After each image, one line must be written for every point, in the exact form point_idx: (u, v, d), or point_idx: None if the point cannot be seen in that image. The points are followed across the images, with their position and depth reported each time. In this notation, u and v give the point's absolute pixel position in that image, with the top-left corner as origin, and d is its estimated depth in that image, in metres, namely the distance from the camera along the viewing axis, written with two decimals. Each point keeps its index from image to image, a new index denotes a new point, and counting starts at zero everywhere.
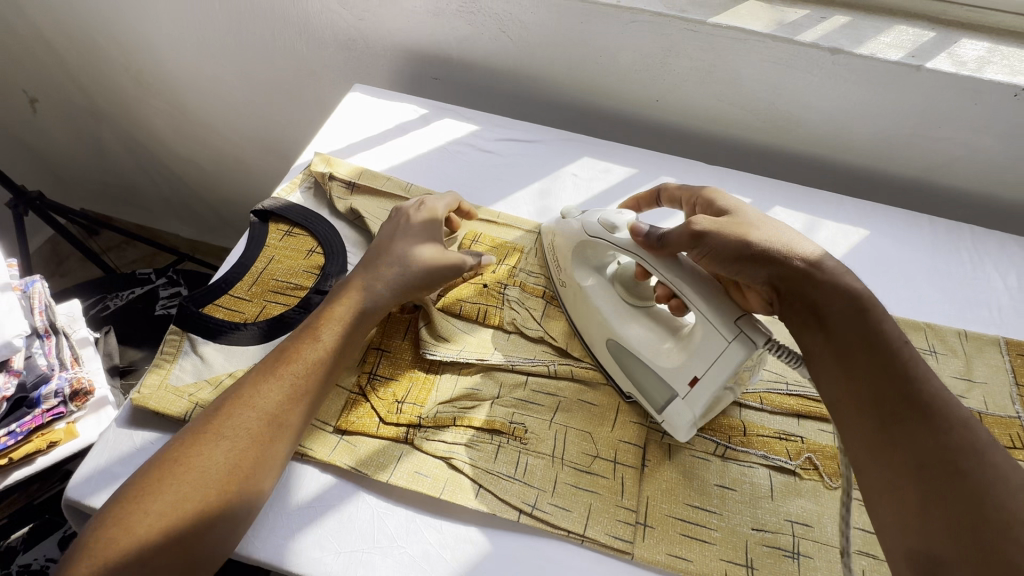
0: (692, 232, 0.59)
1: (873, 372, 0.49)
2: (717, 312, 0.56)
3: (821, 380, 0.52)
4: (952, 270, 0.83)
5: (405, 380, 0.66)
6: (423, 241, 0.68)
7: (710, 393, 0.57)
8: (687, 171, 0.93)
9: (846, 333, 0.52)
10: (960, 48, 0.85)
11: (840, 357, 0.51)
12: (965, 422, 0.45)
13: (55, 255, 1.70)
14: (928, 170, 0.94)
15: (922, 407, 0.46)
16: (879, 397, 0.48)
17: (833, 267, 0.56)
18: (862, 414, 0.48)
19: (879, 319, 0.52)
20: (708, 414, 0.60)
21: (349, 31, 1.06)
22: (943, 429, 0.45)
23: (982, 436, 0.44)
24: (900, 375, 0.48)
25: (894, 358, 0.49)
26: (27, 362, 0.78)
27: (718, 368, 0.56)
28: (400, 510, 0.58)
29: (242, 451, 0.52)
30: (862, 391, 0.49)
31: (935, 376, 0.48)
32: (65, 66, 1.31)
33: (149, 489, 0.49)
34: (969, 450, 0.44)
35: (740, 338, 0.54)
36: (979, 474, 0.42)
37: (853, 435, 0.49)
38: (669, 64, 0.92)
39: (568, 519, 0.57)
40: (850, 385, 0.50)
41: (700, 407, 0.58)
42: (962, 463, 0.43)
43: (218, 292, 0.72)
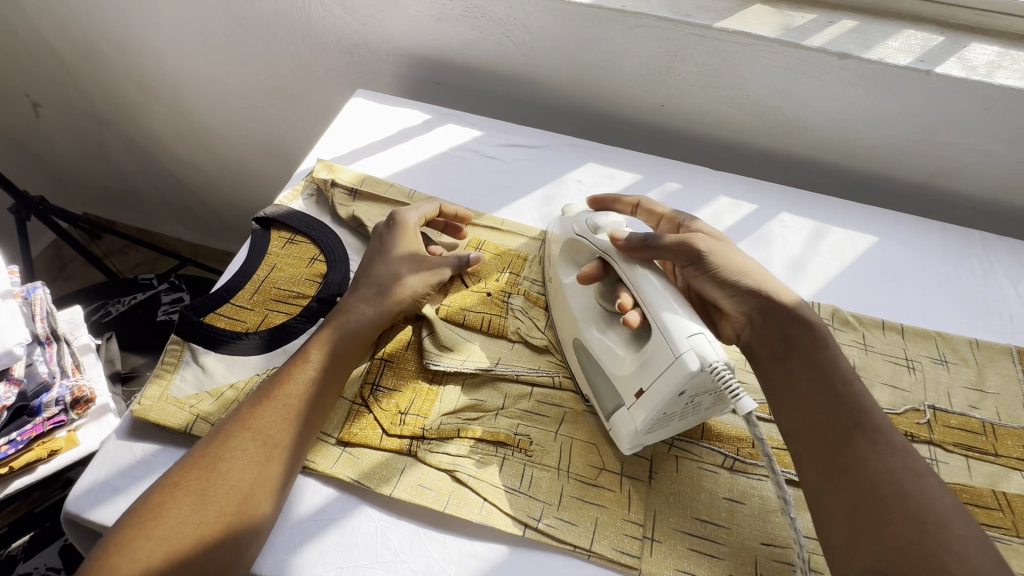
0: (691, 248, 0.62)
1: (829, 403, 0.55)
2: (672, 325, 0.53)
3: (783, 410, 0.57)
4: (963, 277, 0.82)
5: (409, 391, 0.65)
6: (404, 258, 0.68)
7: (652, 410, 0.54)
8: (693, 177, 0.92)
9: (805, 368, 0.58)
10: (970, 53, 0.84)
11: (802, 389, 0.57)
12: (904, 448, 0.52)
13: (58, 259, 1.70)
14: (937, 175, 0.93)
15: (870, 435, 0.53)
16: (835, 426, 0.54)
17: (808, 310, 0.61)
18: (820, 441, 0.54)
19: (833, 354, 0.58)
20: (653, 432, 0.58)
21: (352, 36, 1.06)
22: (888, 454, 0.51)
23: (917, 461, 0.51)
24: (852, 406, 0.54)
25: (843, 392, 0.56)
26: (27, 369, 0.77)
27: (661, 385, 0.53)
28: (404, 524, 0.57)
29: (243, 473, 0.52)
30: (820, 420, 0.55)
31: (876, 407, 0.55)
32: (67, 70, 1.31)
33: (151, 515, 0.49)
34: (909, 472, 0.50)
35: (686, 356, 0.51)
36: (918, 494, 0.49)
37: (813, 461, 0.53)
38: (674, 68, 0.92)
39: (574, 534, 0.56)
40: (810, 415, 0.55)
41: (642, 422, 0.56)
42: (904, 484, 0.49)
43: (219, 301, 0.72)
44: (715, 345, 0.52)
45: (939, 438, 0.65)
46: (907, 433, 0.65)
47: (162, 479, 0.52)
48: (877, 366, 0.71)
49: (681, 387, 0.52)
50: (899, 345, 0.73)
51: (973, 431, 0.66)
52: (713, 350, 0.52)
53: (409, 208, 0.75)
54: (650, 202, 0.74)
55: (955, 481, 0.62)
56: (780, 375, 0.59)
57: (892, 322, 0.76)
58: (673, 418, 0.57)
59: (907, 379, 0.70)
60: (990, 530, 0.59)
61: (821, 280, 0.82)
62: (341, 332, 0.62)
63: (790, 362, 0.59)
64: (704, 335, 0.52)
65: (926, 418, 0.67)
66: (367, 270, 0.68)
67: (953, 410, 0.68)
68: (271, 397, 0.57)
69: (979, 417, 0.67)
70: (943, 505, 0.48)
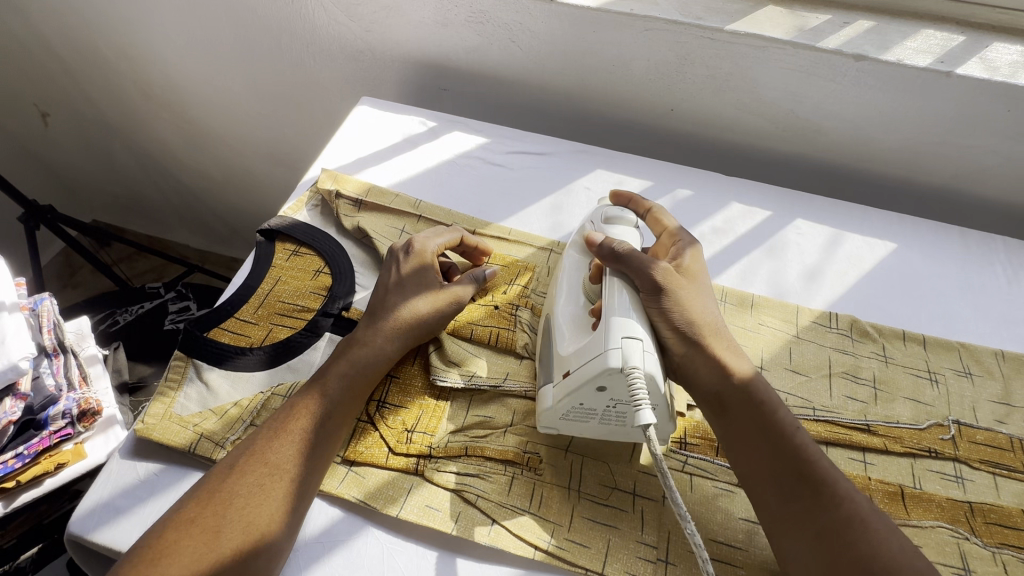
0: (656, 279, 0.58)
1: (775, 448, 0.54)
2: (615, 323, 0.54)
3: (737, 455, 0.56)
4: (987, 285, 0.80)
5: (415, 408, 0.63)
6: (419, 291, 0.65)
7: (569, 396, 0.55)
8: (706, 183, 0.90)
9: (747, 414, 0.56)
10: (992, 53, 0.82)
11: (745, 440, 0.56)
12: (850, 493, 0.51)
13: (67, 266, 1.71)
14: (957, 178, 0.91)
15: (815, 485, 0.52)
16: (781, 478, 0.53)
17: (761, 388, 0.58)
18: (767, 494, 0.53)
19: (773, 405, 0.57)
20: (569, 421, 0.58)
21: (356, 44, 1.05)
22: (834, 504, 0.50)
23: (865, 507, 0.50)
24: (795, 456, 0.54)
25: (790, 438, 0.55)
26: (35, 382, 0.77)
27: (581, 374, 0.54)
28: (411, 545, 0.56)
29: (256, 510, 0.50)
30: (766, 473, 0.54)
31: (820, 455, 0.54)
32: (75, 79, 1.31)
33: (162, 554, 0.47)
34: (857, 521, 0.49)
35: (611, 352, 0.53)
36: (864, 542, 0.48)
37: (765, 515, 0.53)
38: (685, 72, 0.90)
39: (586, 556, 0.54)
40: (756, 469, 0.54)
41: (559, 403, 0.57)
42: (852, 528, 0.49)
43: (223, 316, 0.71)
44: (645, 356, 0.53)
45: (965, 455, 0.63)
46: (931, 450, 0.63)
47: (175, 513, 0.50)
48: (898, 379, 0.69)
49: (600, 380, 0.53)
50: (921, 357, 0.71)
51: (1000, 447, 0.64)
52: (640, 358, 0.52)
53: (428, 234, 0.71)
54: (663, 210, 0.72)
55: (981, 500, 0.60)
56: (723, 427, 0.58)
57: (914, 332, 0.73)
58: (593, 416, 0.57)
59: (930, 394, 0.68)
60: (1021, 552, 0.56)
61: (838, 289, 0.79)
62: (356, 364, 0.61)
63: (729, 414, 0.57)
64: (639, 343, 0.53)
65: (951, 433, 0.64)
66: (383, 302, 0.65)
67: (979, 426, 0.65)
68: (286, 431, 0.56)
69: (1006, 433, 0.65)
70: (891, 551, 0.48)
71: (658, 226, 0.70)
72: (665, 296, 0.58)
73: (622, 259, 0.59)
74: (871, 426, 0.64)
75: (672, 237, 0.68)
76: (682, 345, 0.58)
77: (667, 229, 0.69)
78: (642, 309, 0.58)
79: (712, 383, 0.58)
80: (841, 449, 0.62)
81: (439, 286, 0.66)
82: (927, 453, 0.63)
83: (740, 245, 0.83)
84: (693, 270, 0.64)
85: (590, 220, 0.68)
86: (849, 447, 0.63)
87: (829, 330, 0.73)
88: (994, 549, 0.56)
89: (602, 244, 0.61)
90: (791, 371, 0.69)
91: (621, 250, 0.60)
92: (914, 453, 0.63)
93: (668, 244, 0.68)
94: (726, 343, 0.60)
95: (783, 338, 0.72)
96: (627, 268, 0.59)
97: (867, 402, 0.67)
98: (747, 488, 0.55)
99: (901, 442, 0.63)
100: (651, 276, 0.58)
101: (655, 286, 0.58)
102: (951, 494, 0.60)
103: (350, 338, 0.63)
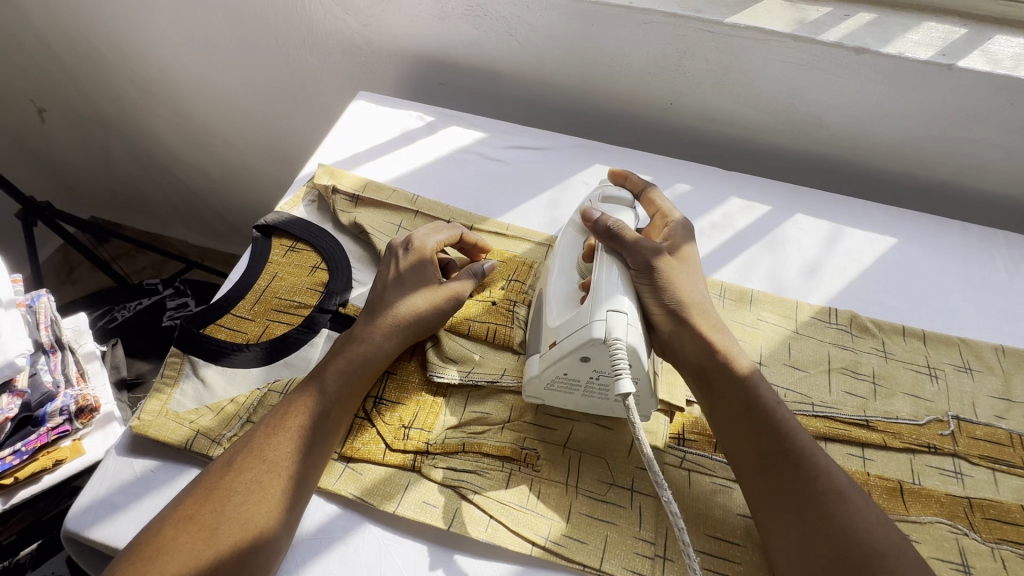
0: (648, 258, 0.58)
1: (756, 424, 0.54)
2: (603, 296, 0.54)
3: (721, 430, 0.56)
4: (988, 280, 0.79)
5: (412, 404, 0.63)
6: (416, 288, 0.65)
7: (553, 365, 0.56)
8: (705, 177, 0.90)
9: (730, 391, 0.56)
10: (994, 46, 0.81)
11: (729, 419, 0.56)
12: (830, 467, 0.52)
13: (66, 263, 1.70)
14: (958, 173, 0.90)
15: (795, 459, 0.52)
16: (764, 451, 0.53)
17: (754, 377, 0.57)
18: (751, 467, 0.53)
19: (755, 382, 0.57)
20: (553, 391, 0.59)
21: (354, 38, 1.04)
22: (814, 477, 0.51)
23: (844, 481, 0.51)
24: (778, 428, 0.54)
25: (771, 415, 0.55)
26: (32, 379, 0.77)
27: (566, 345, 0.54)
28: (408, 541, 0.55)
29: (255, 504, 0.50)
30: (750, 447, 0.54)
31: (801, 429, 0.55)
32: (70, 74, 1.30)
33: (161, 550, 0.47)
34: (837, 490, 0.50)
35: (596, 323, 0.53)
36: (842, 515, 0.48)
37: (747, 486, 0.53)
38: (684, 65, 0.89)
39: (584, 553, 0.54)
40: (739, 444, 0.54)
41: (545, 372, 0.57)
42: (831, 502, 0.49)
43: (219, 312, 0.70)
44: (630, 329, 0.53)
45: (964, 451, 0.62)
46: (931, 445, 0.63)
47: (172, 510, 0.50)
48: (897, 374, 0.69)
49: (583, 351, 0.53)
50: (920, 352, 0.71)
51: (999, 442, 0.63)
52: (624, 331, 0.52)
53: (428, 230, 0.70)
54: (658, 193, 0.71)
55: (981, 496, 0.60)
56: (709, 401, 0.57)
57: (913, 327, 0.73)
58: (576, 387, 0.58)
59: (930, 389, 0.68)
60: (1020, 548, 0.56)
61: (838, 284, 0.79)
62: (354, 361, 0.60)
63: (715, 387, 0.57)
64: (624, 316, 0.53)
65: (950, 429, 0.64)
66: (382, 298, 0.65)
67: (978, 421, 0.65)
68: (284, 427, 0.55)
69: (1006, 428, 0.64)
70: (869, 522, 0.48)
71: (652, 207, 0.70)
72: (656, 274, 0.58)
73: (618, 239, 0.59)
74: (871, 422, 0.64)
75: (666, 218, 0.68)
76: (670, 324, 0.58)
77: (662, 210, 0.69)
78: (633, 287, 0.57)
79: (699, 356, 0.58)
80: (841, 445, 0.62)
81: (437, 280, 0.66)
82: (926, 449, 0.62)
83: (739, 241, 0.82)
84: (686, 253, 0.64)
85: (587, 199, 0.68)
86: (848, 443, 0.63)
87: (829, 326, 0.73)
88: (993, 544, 0.56)
89: (598, 220, 0.61)
90: (790, 367, 0.69)
91: (616, 228, 0.59)
92: (913, 448, 0.62)
93: (661, 226, 0.68)
94: (716, 323, 0.60)
95: (782, 332, 0.72)
96: (621, 247, 0.59)
97: (866, 397, 0.66)
98: (732, 462, 0.55)
99: (900, 437, 0.63)
100: (642, 256, 0.58)
101: (646, 266, 0.58)
102: (950, 489, 0.60)
103: (347, 335, 0.63)
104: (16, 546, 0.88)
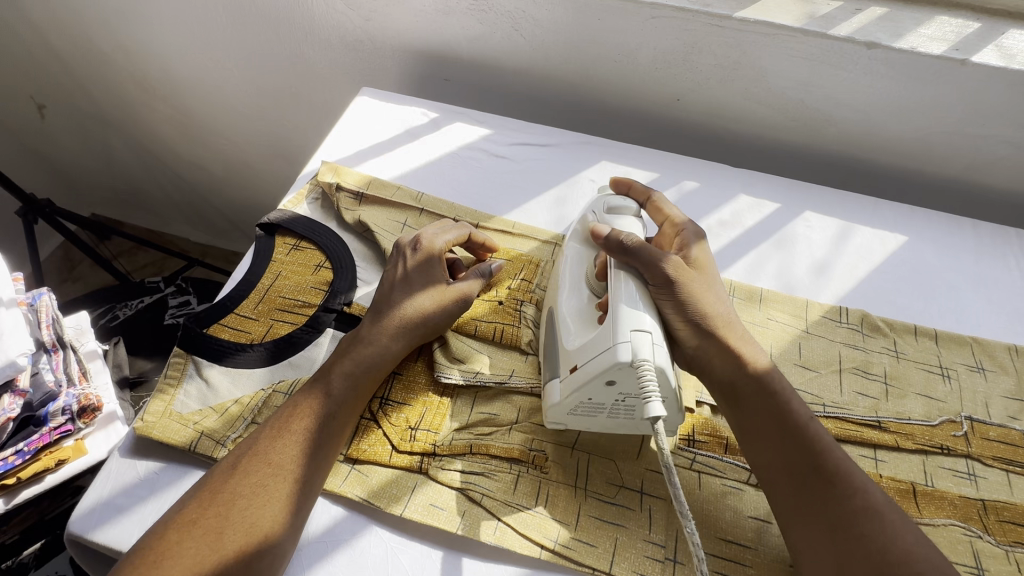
0: (667, 271, 0.57)
1: (787, 441, 0.53)
2: (624, 315, 0.53)
3: (749, 446, 0.55)
4: (1000, 278, 0.78)
5: (418, 405, 0.62)
6: (424, 289, 0.64)
7: (577, 392, 0.54)
8: (713, 174, 0.89)
9: (759, 405, 0.55)
10: (1008, 40, 0.80)
11: (759, 433, 0.55)
12: (865, 485, 0.51)
13: (66, 260, 1.70)
14: (969, 169, 0.89)
15: (830, 477, 0.51)
16: (795, 470, 0.52)
17: (780, 384, 0.57)
18: (781, 485, 0.52)
19: (787, 395, 0.56)
20: (577, 417, 0.57)
21: (356, 33, 1.03)
22: (848, 498, 0.49)
23: (880, 500, 0.50)
24: (810, 446, 0.53)
25: (803, 431, 0.54)
26: (34, 378, 0.76)
27: (591, 368, 0.53)
28: (415, 544, 0.55)
29: (262, 509, 0.50)
30: (781, 464, 0.53)
31: (835, 444, 0.54)
32: (70, 70, 1.29)
33: (167, 553, 0.47)
34: (874, 510, 0.49)
35: (621, 346, 0.51)
36: (879, 535, 0.47)
37: (776, 502, 0.52)
38: (692, 61, 0.88)
39: (593, 556, 0.53)
40: (769, 458, 0.53)
41: (567, 398, 0.55)
42: (867, 522, 0.48)
43: (223, 312, 0.70)
44: (656, 348, 0.52)
45: (977, 452, 0.62)
46: (943, 446, 0.62)
47: (175, 513, 0.50)
48: (909, 374, 0.68)
49: (610, 374, 0.52)
50: (933, 352, 0.70)
51: (1014, 444, 0.63)
52: (650, 351, 0.51)
53: (435, 229, 0.69)
54: (663, 199, 0.70)
55: (994, 498, 0.59)
56: (736, 417, 0.56)
57: (925, 327, 0.72)
58: (602, 410, 0.56)
59: (942, 389, 0.67)
60: None
61: (848, 282, 0.78)
62: (360, 363, 0.60)
63: (743, 403, 0.56)
64: (648, 335, 0.52)
65: (963, 430, 0.63)
66: (388, 299, 0.64)
67: (991, 422, 0.64)
68: (289, 430, 0.54)
69: (1019, 429, 0.64)
70: (907, 541, 0.47)
71: (659, 215, 0.69)
72: (676, 287, 0.57)
73: (632, 253, 0.58)
74: (882, 423, 0.63)
75: (675, 226, 0.67)
76: (696, 340, 0.57)
77: (670, 218, 0.68)
78: (653, 303, 0.56)
79: (726, 372, 0.57)
80: (852, 446, 0.61)
81: (444, 281, 0.65)
82: (939, 450, 0.62)
83: (749, 238, 0.81)
84: (701, 258, 0.63)
85: (591, 210, 0.67)
86: (859, 444, 0.62)
87: (840, 325, 0.72)
88: (1008, 547, 0.55)
89: (609, 237, 0.59)
90: (800, 367, 0.68)
91: (628, 242, 0.58)
92: (926, 449, 0.62)
93: (671, 234, 0.67)
94: (742, 335, 0.59)
95: (792, 331, 0.71)
96: (636, 262, 0.58)
97: (878, 398, 0.66)
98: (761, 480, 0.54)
99: (912, 438, 0.62)
100: (661, 268, 0.57)
101: (665, 280, 0.57)
102: (963, 491, 0.59)
103: (354, 335, 0.62)
104: (19, 545, 0.87)
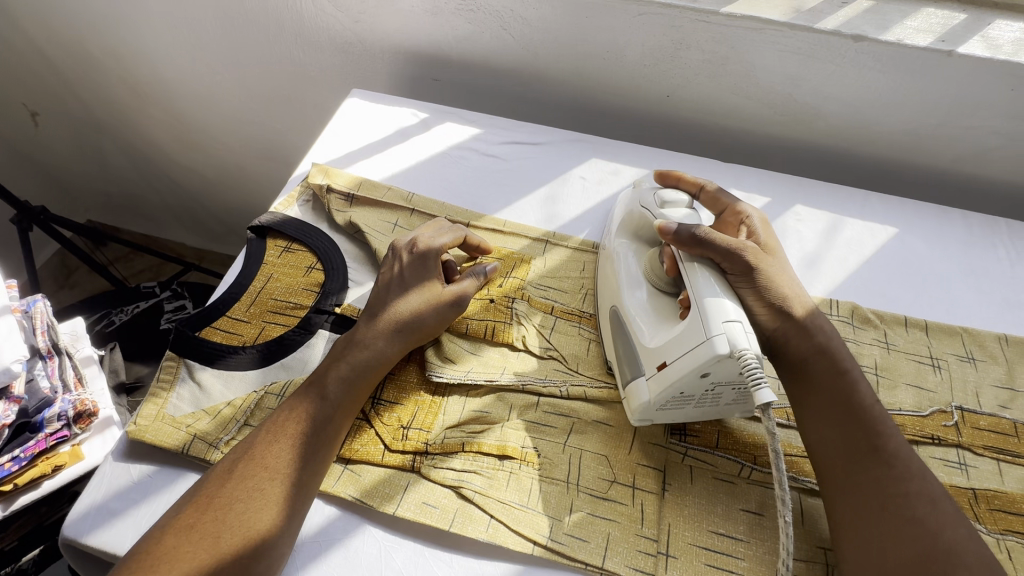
0: (745, 259, 0.57)
1: (849, 423, 0.54)
2: (711, 308, 0.52)
3: (809, 423, 0.56)
4: (990, 268, 0.78)
5: (410, 404, 0.63)
6: (413, 288, 0.64)
7: (669, 387, 0.54)
8: (703, 169, 0.89)
9: (826, 385, 0.56)
10: (995, 31, 0.80)
11: (824, 411, 0.55)
12: (921, 473, 0.51)
13: (63, 267, 1.70)
14: (958, 160, 0.89)
15: (888, 458, 0.51)
16: (852, 449, 0.52)
17: (845, 357, 0.58)
18: (835, 459, 0.53)
19: (855, 375, 0.56)
20: (665, 411, 0.58)
21: (346, 35, 1.03)
22: (899, 484, 0.50)
23: (936, 490, 0.50)
24: (871, 428, 0.53)
25: (867, 415, 0.54)
26: (29, 384, 0.76)
27: (683, 364, 0.53)
28: (407, 542, 0.55)
29: (260, 513, 0.50)
30: (837, 442, 0.53)
31: (897, 430, 0.54)
32: (62, 76, 1.29)
33: (166, 559, 0.47)
34: (926, 499, 0.49)
35: (716, 339, 0.50)
36: (930, 523, 0.47)
37: (828, 481, 0.53)
38: (680, 57, 0.88)
39: (585, 551, 0.54)
40: (829, 437, 0.54)
41: (657, 396, 0.56)
42: (918, 510, 0.48)
43: (214, 315, 0.70)
44: (750, 336, 0.51)
45: (968, 441, 0.62)
46: (934, 436, 0.62)
47: (171, 519, 0.50)
48: (899, 365, 0.68)
49: (705, 368, 0.51)
50: (923, 343, 0.70)
51: (1004, 432, 0.63)
52: (746, 339, 0.51)
53: (431, 232, 0.70)
54: (717, 188, 0.70)
55: (985, 486, 0.59)
56: (800, 391, 0.57)
57: (915, 318, 0.72)
58: (690, 401, 0.57)
59: (932, 379, 0.67)
60: None
61: (840, 274, 0.78)
62: (356, 366, 0.60)
63: (810, 379, 0.57)
64: (740, 324, 0.51)
65: (954, 420, 0.63)
66: (382, 301, 0.64)
67: (982, 411, 0.64)
68: (284, 433, 0.55)
69: (1010, 418, 0.64)
70: (956, 534, 0.47)
71: (719, 205, 0.69)
72: (755, 274, 0.57)
73: (706, 244, 0.57)
74: None
75: (738, 214, 0.67)
76: (776, 322, 0.58)
77: (730, 207, 0.68)
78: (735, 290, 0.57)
79: (799, 348, 0.58)
80: None
81: (437, 279, 0.65)
82: (930, 440, 0.62)
83: None
84: (772, 244, 0.63)
85: (643, 204, 0.68)
86: None
87: (830, 318, 0.72)
88: (998, 536, 0.56)
89: (679, 229, 0.58)
90: None
91: (701, 233, 0.57)
92: (917, 440, 0.62)
93: (734, 222, 0.67)
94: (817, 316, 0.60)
95: None
96: (710, 253, 0.57)
97: None
98: (812, 457, 0.55)
99: (904, 429, 0.62)
100: (740, 256, 0.57)
101: (745, 268, 0.57)
102: (954, 480, 0.59)
103: (349, 338, 0.62)
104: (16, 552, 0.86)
